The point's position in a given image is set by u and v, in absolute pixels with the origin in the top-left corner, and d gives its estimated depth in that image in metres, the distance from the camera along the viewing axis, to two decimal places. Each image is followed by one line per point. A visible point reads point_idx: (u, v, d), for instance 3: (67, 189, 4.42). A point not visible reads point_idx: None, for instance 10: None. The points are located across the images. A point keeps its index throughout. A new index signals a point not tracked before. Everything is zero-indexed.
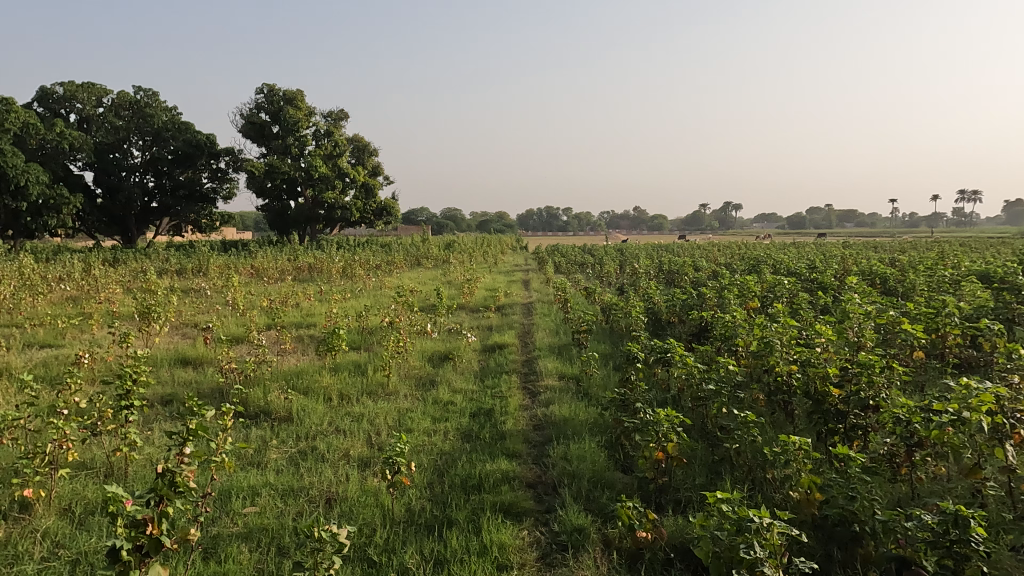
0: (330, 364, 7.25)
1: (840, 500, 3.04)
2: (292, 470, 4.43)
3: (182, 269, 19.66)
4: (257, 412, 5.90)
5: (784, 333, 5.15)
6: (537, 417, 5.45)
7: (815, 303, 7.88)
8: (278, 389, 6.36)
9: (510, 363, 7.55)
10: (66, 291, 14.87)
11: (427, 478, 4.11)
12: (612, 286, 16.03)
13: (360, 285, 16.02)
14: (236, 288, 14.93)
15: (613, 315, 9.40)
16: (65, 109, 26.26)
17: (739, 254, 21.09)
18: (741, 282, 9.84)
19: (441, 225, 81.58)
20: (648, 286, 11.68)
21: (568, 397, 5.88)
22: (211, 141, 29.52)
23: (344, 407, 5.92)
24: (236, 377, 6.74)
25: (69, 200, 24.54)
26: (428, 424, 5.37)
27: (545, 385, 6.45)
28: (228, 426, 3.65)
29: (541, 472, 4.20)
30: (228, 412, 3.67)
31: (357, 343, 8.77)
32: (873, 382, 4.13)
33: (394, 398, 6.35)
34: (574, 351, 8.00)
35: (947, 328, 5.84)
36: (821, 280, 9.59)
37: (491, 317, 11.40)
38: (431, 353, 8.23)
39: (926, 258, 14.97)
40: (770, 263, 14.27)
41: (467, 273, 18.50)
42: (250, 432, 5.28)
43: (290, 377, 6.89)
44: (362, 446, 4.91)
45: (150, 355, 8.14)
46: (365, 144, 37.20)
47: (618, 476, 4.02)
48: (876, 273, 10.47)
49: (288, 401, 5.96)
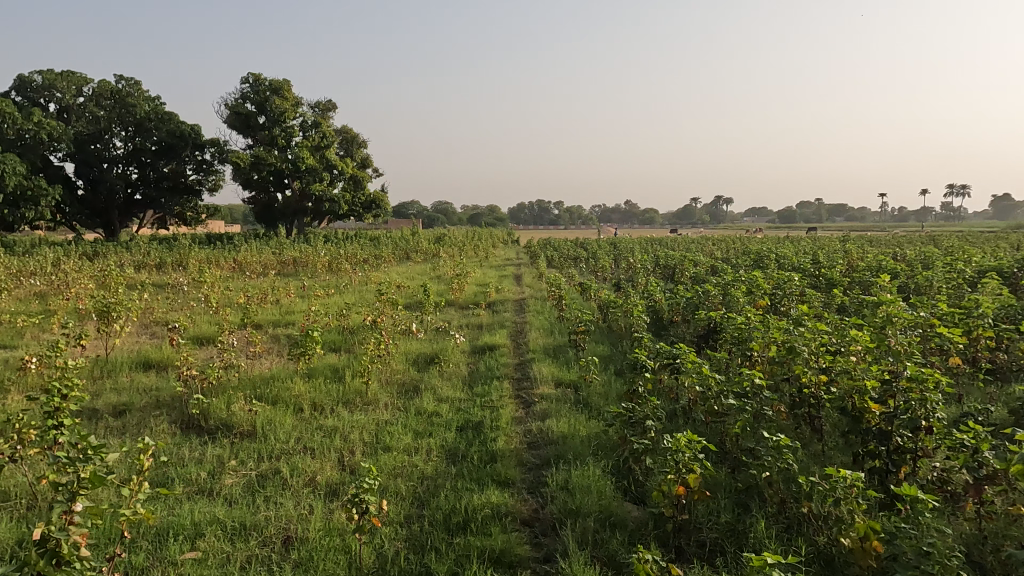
0: (305, 368, 6.63)
1: (910, 556, 2.47)
2: (249, 502, 3.82)
3: (160, 263, 18.95)
4: (217, 426, 5.27)
5: (811, 338, 4.56)
6: (532, 432, 4.85)
7: (830, 302, 7.31)
8: (243, 399, 5.73)
9: (501, 368, 6.94)
10: (34, 287, 14.15)
11: (404, 513, 3.52)
12: (607, 281, 15.43)
13: (345, 281, 15.39)
14: (215, 282, 14.30)
15: (612, 313, 8.83)
16: (44, 98, 25.26)
17: (739, 249, 20.49)
18: (747, 278, 9.28)
19: (432, 217, 80.94)
20: (648, 282, 11.10)
21: (566, 409, 5.27)
22: (196, 132, 28.72)
23: (317, 420, 5.32)
24: (197, 387, 6.09)
25: (48, 191, 23.74)
26: (409, 440, 4.79)
27: (541, 394, 5.85)
28: (144, 465, 3.06)
29: (538, 505, 3.60)
30: (146, 449, 3.09)
31: (337, 345, 8.15)
32: (926, 400, 3.54)
33: (373, 409, 5.71)
34: (571, 354, 7.38)
35: (981, 330, 5.31)
36: (832, 278, 9.02)
37: (482, 315, 10.80)
38: (416, 355, 7.59)
39: (932, 253, 14.51)
40: (773, 257, 13.69)
41: (456, 268, 17.88)
42: (206, 453, 4.66)
43: (259, 383, 6.25)
44: (331, 468, 4.30)
45: (107, 359, 7.46)
46: (353, 135, 36.53)
47: (630, 512, 3.43)
48: (888, 268, 9.90)
49: (253, 413, 5.33)
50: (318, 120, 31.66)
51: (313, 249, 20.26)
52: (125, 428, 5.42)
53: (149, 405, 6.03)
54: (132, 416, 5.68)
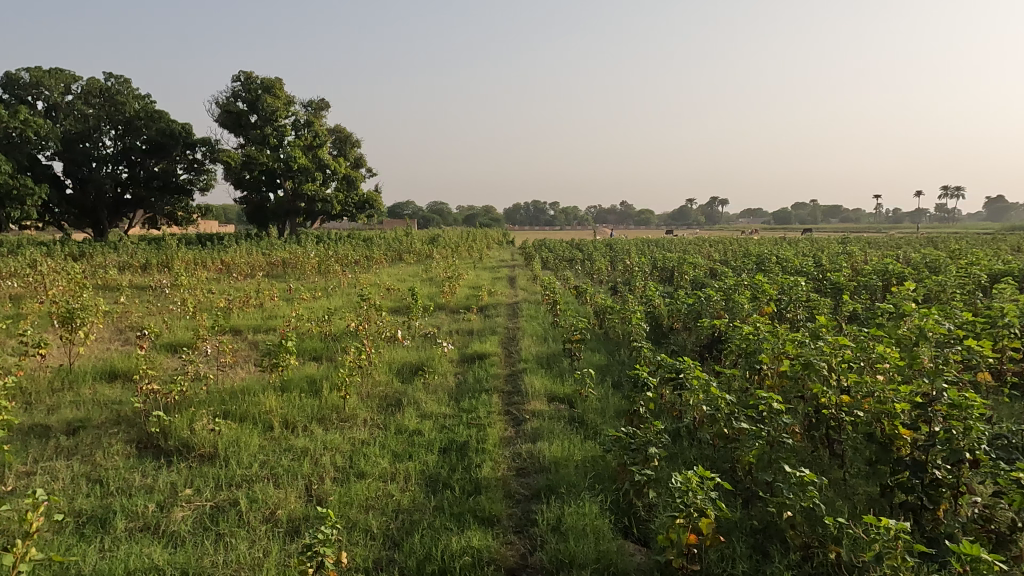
0: (279, 380, 6.16)
1: None
2: (196, 542, 3.36)
3: (145, 264, 18.47)
4: (176, 448, 4.80)
5: (831, 353, 4.13)
6: (521, 455, 4.40)
7: (840, 309, 6.88)
8: (208, 415, 5.25)
9: (491, 379, 6.49)
10: (10, 288, 13.65)
11: (373, 558, 3.08)
12: (604, 284, 15.02)
13: (333, 283, 14.97)
14: (198, 284, 13.86)
15: (610, 319, 8.39)
16: (31, 96, 24.63)
17: (738, 250, 20.10)
18: (751, 282, 8.84)
19: (427, 218, 80.50)
20: (645, 286, 10.67)
21: (560, 428, 4.82)
22: (186, 130, 28.19)
23: (288, 441, 4.86)
24: (159, 402, 5.60)
25: (34, 191, 23.16)
26: (387, 465, 4.35)
27: (533, 409, 5.40)
28: (34, 528, 2.73)
29: (527, 550, 3.16)
30: (35, 511, 2.74)
31: (317, 354, 7.67)
32: (972, 428, 3.09)
33: (349, 427, 5.25)
34: (565, 364, 6.93)
35: (1012, 342, 4.88)
36: (838, 282, 8.62)
37: (472, 320, 10.37)
38: (400, 365, 7.13)
39: (936, 256, 14.16)
40: (774, 259, 13.29)
41: (447, 270, 17.47)
42: (160, 479, 4.21)
43: (228, 397, 5.78)
44: (296, 499, 3.84)
45: (70, 370, 6.98)
46: (346, 135, 36.09)
47: (631, 557, 3.00)
48: (896, 272, 9.50)
49: (216, 434, 4.85)
50: (311, 119, 31.17)
51: (303, 249, 19.76)
52: (76, 448, 4.96)
53: (107, 421, 5.56)
54: (85, 435, 5.20)
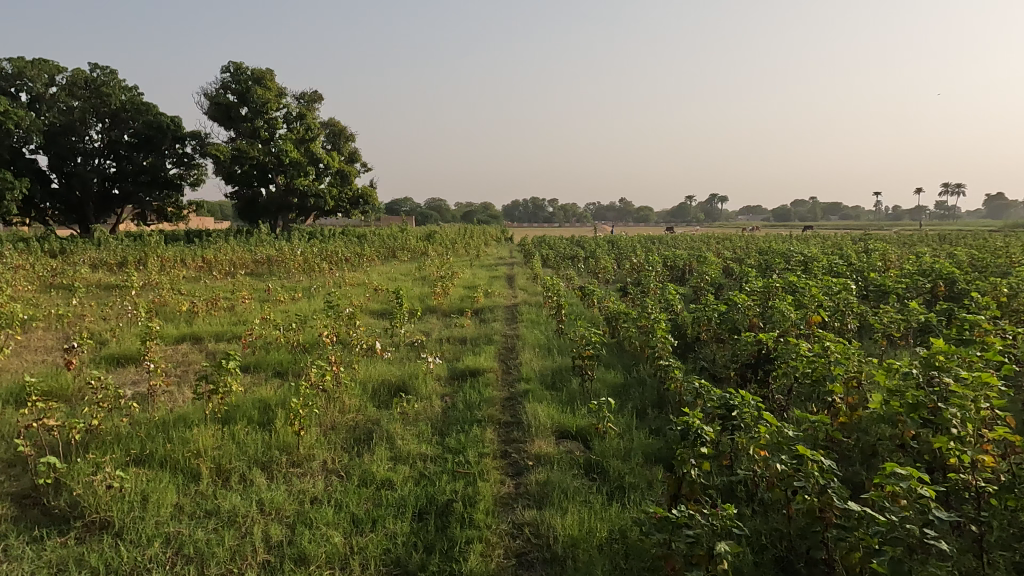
0: (222, 409, 4.97)
1: None
2: None
3: (118, 263, 17.16)
4: (66, 508, 3.59)
5: (962, 395, 2.96)
6: (525, 532, 3.22)
7: (904, 320, 5.70)
8: (118, 460, 4.03)
9: (485, 404, 5.32)
10: None
11: None
12: (611, 284, 13.82)
13: (316, 283, 13.73)
14: (170, 284, 12.64)
15: (624, 328, 7.22)
16: (13, 87, 23.24)
17: (752, 248, 18.82)
18: (786, 285, 7.65)
19: (425, 215, 78.86)
20: (660, 288, 9.44)
21: (576, 486, 3.64)
22: (176, 124, 26.89)
23: (216, 499, 3.66)
24: (60, 444, 4.34)
25: (14, 185, 21.81)
26: (340, 539, 3.17)
27: (538, 451, 4.22)
28: None
29: None
30: None
31: (280, 371, 6.47)
32: None
33: (302, 474, 4.08)
34: (574, 384, 5.75)
35: None
36: (886, 285, 7.43)
37: (466, 326, 9.15)
38: (376, 384, 5.93)
39: (976, 254, 12.88)
40: (798, 258, 12.05)
41: (441, 269, 16.20)
42: (21, 566, 3.01)
43: (153, 434, 4.56)
44: None
45: None
46: (341, 128, 34.86)
47: None
48: (949, 276, 8.26)
49: (118, 489, 3.65)
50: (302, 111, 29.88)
51: (290, 247, 18.52)
52: None
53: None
54: None
